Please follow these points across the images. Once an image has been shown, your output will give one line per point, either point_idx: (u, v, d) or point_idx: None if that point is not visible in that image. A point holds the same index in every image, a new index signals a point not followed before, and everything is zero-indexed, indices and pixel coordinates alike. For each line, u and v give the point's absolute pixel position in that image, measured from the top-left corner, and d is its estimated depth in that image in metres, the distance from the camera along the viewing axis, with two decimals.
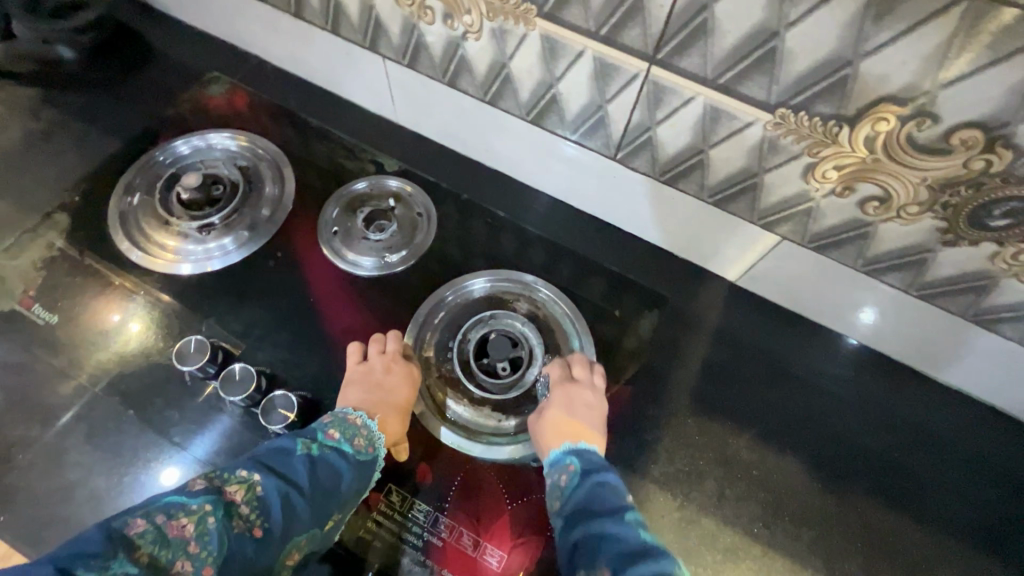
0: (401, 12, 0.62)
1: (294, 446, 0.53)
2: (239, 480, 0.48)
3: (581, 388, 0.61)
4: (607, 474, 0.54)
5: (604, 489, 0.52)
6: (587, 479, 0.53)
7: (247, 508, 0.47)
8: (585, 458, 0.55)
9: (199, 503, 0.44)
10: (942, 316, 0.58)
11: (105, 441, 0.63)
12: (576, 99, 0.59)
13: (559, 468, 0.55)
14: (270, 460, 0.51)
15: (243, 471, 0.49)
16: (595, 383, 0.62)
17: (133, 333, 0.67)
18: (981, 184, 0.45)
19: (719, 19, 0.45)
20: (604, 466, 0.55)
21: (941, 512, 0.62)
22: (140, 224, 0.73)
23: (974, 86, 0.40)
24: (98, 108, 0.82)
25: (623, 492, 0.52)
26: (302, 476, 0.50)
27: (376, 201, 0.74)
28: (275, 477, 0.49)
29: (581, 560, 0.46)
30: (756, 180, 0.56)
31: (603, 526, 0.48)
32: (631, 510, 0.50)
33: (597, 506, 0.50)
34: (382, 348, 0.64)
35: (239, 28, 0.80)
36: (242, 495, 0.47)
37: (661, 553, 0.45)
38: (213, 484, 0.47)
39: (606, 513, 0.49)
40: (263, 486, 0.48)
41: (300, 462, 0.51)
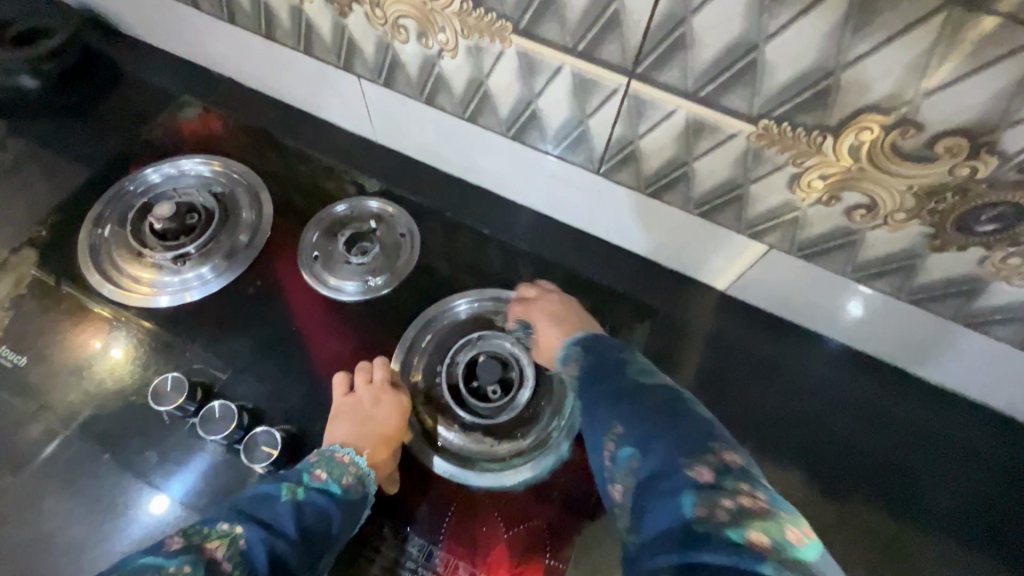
0: (374, 32, 0.61)
1: (278, 492, 0.51)
2: (220, 535, 0.46)
3: (544, 297, 0.65)
4: (605, 346, 0.54)
5: (604, 356, 0.52)
6: (590, 358, 0.53)
7: (230, 565, 0.44)
8: (582, 341, 0.56)
9: (176, 564, 0.42)
10: (933, 318, 0.58)
11: (83, 487, 0.60)
12: (556, 113, 0.58)
13: (568, 363, 0.55)
14: (253, 509, 0.49)
15: (224, 524, 0.47)
16: (545, 288, 0.67)
17: (118, 358, 0.65)
18: (967, 190, 0.44)
19: (697, 33, 0.44)
20: (602, 341, 0.55)
21: (943, 515, 0.61)
22: (112, 257, 0.70)
23: (956, 94, 0.39)
24: (69, 137, 0.79)
25: (621, 351, 0.53)
26: (287, 523, 0.48)
27: (357, 223, 0.72)
28: (259, 527, 0.47)
29: (596, 420, 0.47)
30: (741, 190, 0.55)
31: (605, 387, 0.48)
32: (632, 362, 0.51)
33: (601, 369, 0.51)
34: (368, 377, 0.62)
35: (210, 50, 0.78)
36: (223, 551, 0.44)
37: (662, 391, 0.46)
38: (192, 542, 0.45)
39: (609, 375, 0.50)
40: (245, 539, 0.46)
41: (285, 509, 0.49)
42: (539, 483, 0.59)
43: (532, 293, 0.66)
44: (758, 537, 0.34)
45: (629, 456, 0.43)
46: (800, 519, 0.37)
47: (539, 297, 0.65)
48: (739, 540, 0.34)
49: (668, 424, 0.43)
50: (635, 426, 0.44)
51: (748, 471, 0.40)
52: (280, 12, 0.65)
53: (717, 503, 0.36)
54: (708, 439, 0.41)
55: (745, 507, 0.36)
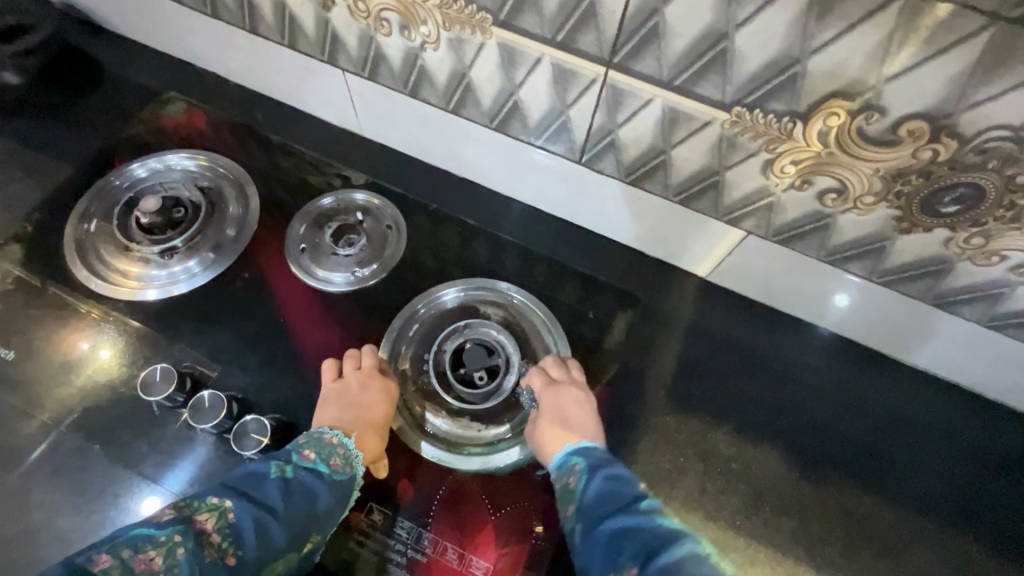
0: (357, 25, 0.61)
1: (268, 469, 0.52)
2: (210, 508, 0.48)
3: (565, 387, 0.62)
4: (615, 470, 0.54)
5: (616, 483, 0.52)
6: (596, 476, 0.53)
7: (219, 536, 0.46)
8: (590, 458, 0.55)
9: (168, 534, 0.45)
10: (905, 300, 0.60)
11: (72, 479, 0.60)
12: (538, 104, 0.59)
13: (567, 472, 0.55)
14: (243, 485, 0.51)
15: (214, 498, 0.49)
16: (574, 376, 0.63)
17: (105, 360, 0.65)
18: (930, 172, 0.46)
19: (670, 23, 0.45)
20: (609, 461, 0.55)
21: (916, 491, 0.64)
22: (99, 252, 0.71)
23: (916, 79, 0.41)
24: (52, 133, 0.79)
25: (634, 482, 0.53)
26: (276, 499, 0.50)
27: (344, 216, 0.73)
28: (247, 502, 0.49)
29: (610, 555, 0.47)
30: (718, 177, 0.56)
31: (619, 523, 0.48)
32: (646, 499, 0.51)
33: (611, 497, 0.51)
34: (356, 364, 0.63)
35: (194, 45, 0.78)
36: (213, 523, 0.47)
37: (681, 537, 0.46)
38: (183, 514, 0.47)
39: (621, 507, 0.50)
40: (234, 513, 0.48)
41: (273, 486, 0.51)
42: (525, 467, 0.61)
43: (557, 373, 0.63)
44: None
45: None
46: None
47: (563, 383, 0.62)
48: None
49: (690, 574, 0.42)
50: (654, 569, 0.43)
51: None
52: (263, 7, 0.66)
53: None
54: None
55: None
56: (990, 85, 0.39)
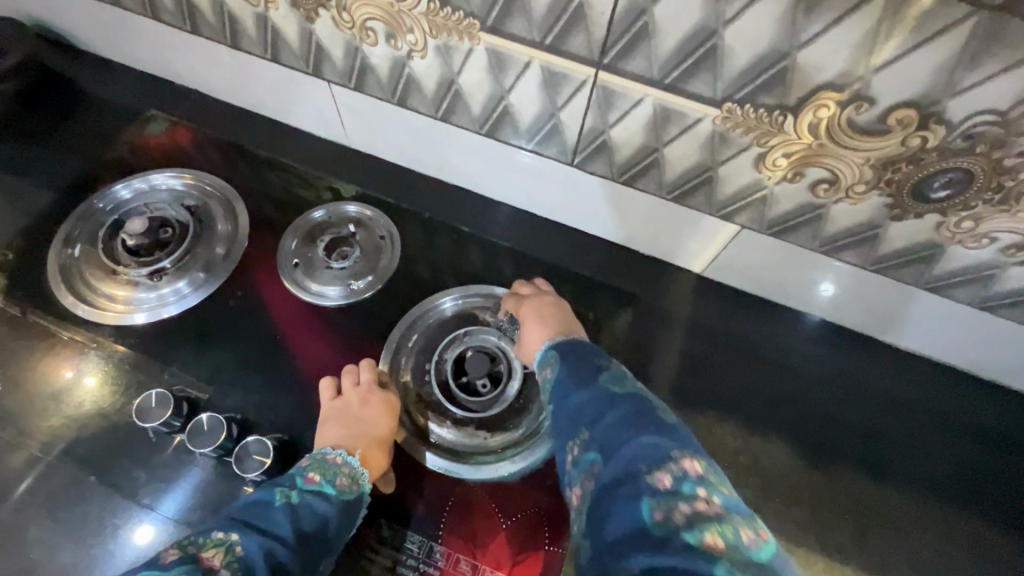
0: (342, 35, 0.61)
1: (272, 497, 0.50)
2: (216, 543, 0.45)
3: (539, 297, 0.64)
4: (581, 352, 0.54)
5: (579, 362, 0.53)
6: (563, 363, 0.53)
7: (229, 572, 0.43)
8: (560, 346, 0.56)
9: (174, 575, 0.41)
10: (899, 286, 0.61)
11: (68, 514, 0.58)
12: (528, 107, 0.59)
13: (544, 365, 0.56)
14: (249, 516, 0.48)
15: (220, 532, 0.46)
16: (543, 288, 0.66)
17: (91, 388, 0.63)
18: (920, 159, 0.47)
19: (658, 22, 0.46)
20: (575, 346, 0.55)
21: (921, 475, 0.64)
22: (85, 276, 0.68)
23: (903, 68, 0.42)
24: (30, 158, 0.77)
25: (597, 357, 0.53)
26: (284, 527, 0.48)
27: (336, 229, 0.72)
28: (256, 533, 0.47)
29: (566, 423, 0.48)
30: (711, 173, 0.57)
31: (576, 397, 0.49)
32: (608, 370, 0.51)
33: (571, 376, 0.51)
34: (355, 380, 0.62)
35: (174, 62, 0.77)
36: (221, 559, 0.44)
37: (632, 399, 0.47)
38: (188, 552, 0.44)
39: (579, 381, 0.50)
40: (243, 546, 0.45)
41: (281, 513, 0.49)
42: (533, 473, 0.60)
43: (527, 289, 0.66)
44: (713, 540, 0.37)
45: (592, 463, 0.44)
46: (756, 523, 0.39)
47: (535, 294, 0.65)
48: (694, 544, 0.36)
49: (632, 428, 0.44)
50: (600, 433, 0.45)
51: (708, 475, 0.41)
52: (244, 20, 0.65)
53: (674, 509, 0.39)
54: (671, 447, 0.42)
55: (700, 513, 0.38)
56: (976, 70, 0.40)
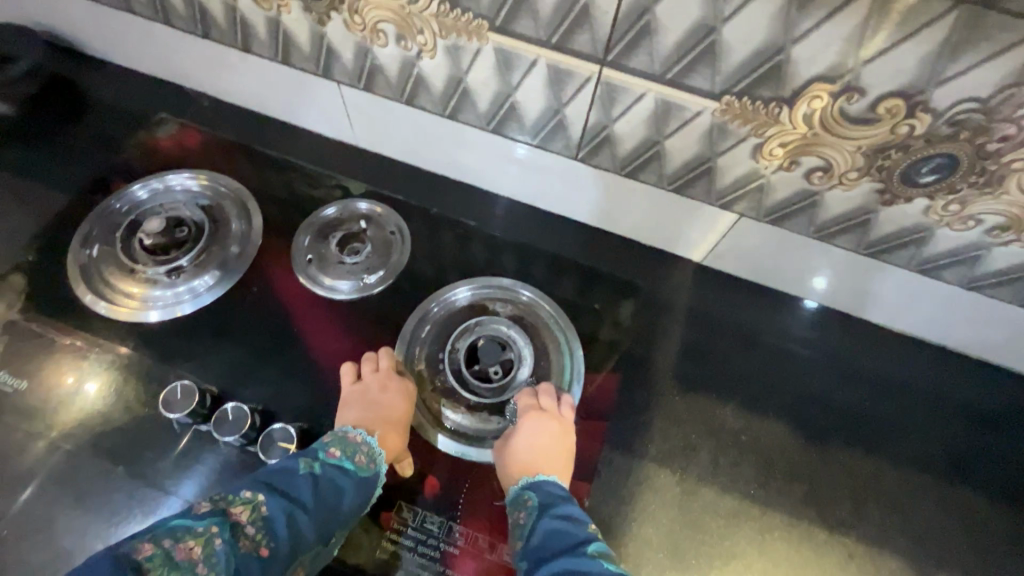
0: (353, 37, 0.63)
1: (296, 466, 0.54)
2: (244, 501, 0.50)
3: (550, 419, 0.61)
4: (565, 508, 0.55)
5: (562, 518, 0.53)
6: (544, 515, 0.54)
7: (253, 528, 0.49)
8: (542, 491, 0.56)
9: (205, 525, 0.47)
10: (891, 269, 0.64)
11: (86, 503, 0.58)
12: (534, 105, 0.61)
13: (517, 506, 0.56)
14: (274, 480, 0.53)
15: (247, 492, 0.51)
16: (562, 411, 0.62)
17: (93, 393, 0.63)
18: (908, 145, 0.50)
19: (660, 20, 0.48)
20: (560, 498, 0.56)
21: (915, 450, 0.67)
22: (103, 274, 0.70)
23: (891, 60, 0.44)
24: (43, 161, 0.78)
25: (581, 519, 0.54)
26: (305, 495, 0.52)
27: (348, 225, 0.74)
28: (279, 497, 0.52)
29: None
30: (709, 163, 0.60)
31: (564, 564, 0.49)
32: (594, 539, 0.52)
33: (557, 535, 0.51)
34: (375, 366, 0.64)
35: (183, 66, 0.79)
36: (247, 516, 0.49)
37: None
38: (218, 506, 0.50)
39: (567, 547, 0.50)
40: (267, 507, 0.50)
41: (303, 481, 0.53)
42: None
43: (546, 402, 0.62)
44: None
45: None
46: None
47: (549, 414, 0.61)
48: None
49: None
50: None
51: None
52: (256, 25, 0.67)
53: None
54: None
55: None
56: (960, 60, 0.43)
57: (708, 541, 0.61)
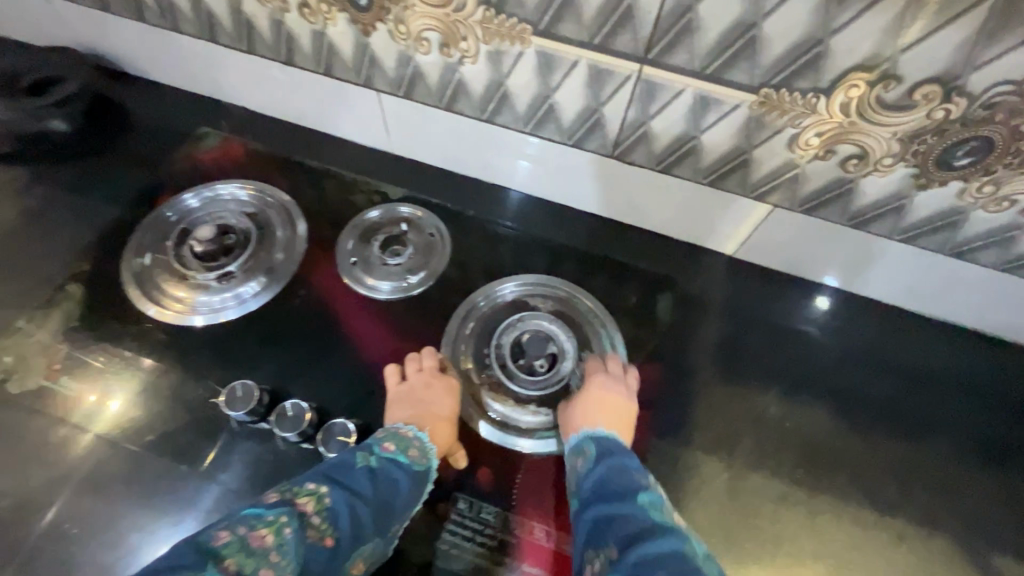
0: (396, 46, 0.66)
1: (355, 459, 0.56)
2: (308, 492, 0.51)
3: (615, 381, 0.64)
4: (623, 460, 0.56)
5: (618, 470, 0.55)
6: (602, 463, 0.56)
7: (318, 518, 0.50)
8: (601, 441, 0.58)
9: (275, 514, 0.48)
10: (925, 255, 0.65)
11: (147, 502, 0.59)
12: (572, 105, 0.64)
13: (577, 453, 0.58)
14: (334, 473, 0.54)
15: (311, 484, 0.52)
16: (628, 379, 0.65)
17: (152, 392, 0.65)
18: (943, 130, 0.52)
19: (702, 18, 0.51)
20: (619, 450, 0.57)
21: (956, 432, 0.68)
22: (154, 278, 0.72)
23: (928, 47, 0.46)
24: (94, 176, 0.81)
25: (640, 474, 0.55)
26: (365, 487, 0.54)
27: (389, 228, 0.77)
28: (341, 489, 0.53)
29: (598, 534, 0.50)
30: (746, 156, 0.62)
31: (612, 509, 0.50)
32: (647, 492, 0.53)
33: (611, 482, 0.53)
34: (418, 365, 0.66)
35: (224, 82, 0.82)
36: (312, 506, 0.50)
37: (668, 535, 0.47)
38: (286, 497, 0.50)
39: (619, 496, 0.52)
40: (330, 498, 0.51)
41: (362, 474, 0.55)
42: None
43: (613, 368, 0.66)
44: None
45: None
46: None
47: (615, 377, 0.65)
48: None
49: (663, 568, 0.43)
50: (629, 559, 0.45)
51: None
52: (301, 38, 0.70)
53: None
54: None
55: None
56: (994, 45, 0.45)
57: (759, 525, 0.62)
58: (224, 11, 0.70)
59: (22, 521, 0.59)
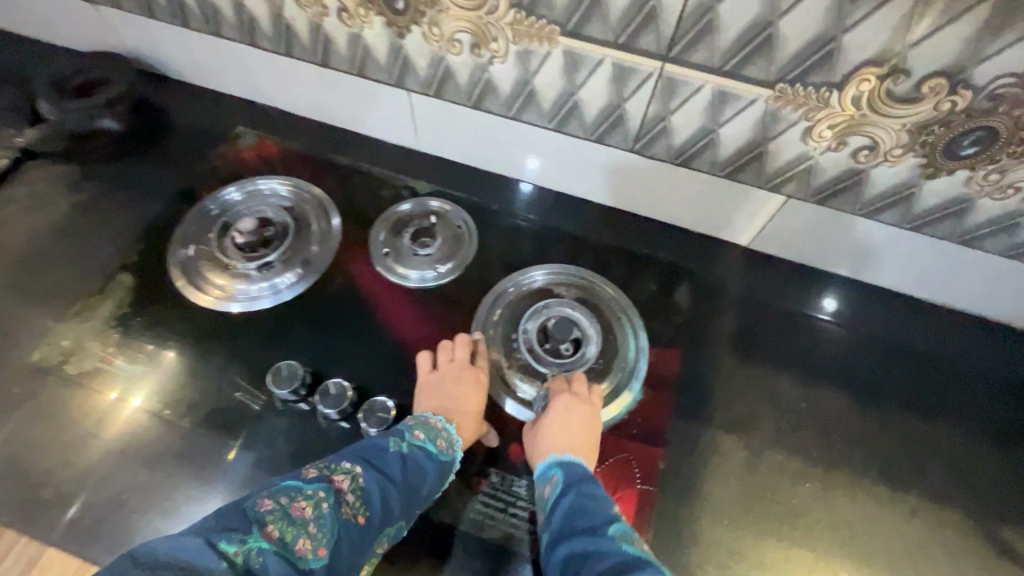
0: (429, 48, 0.70)
1: (387, 443, 0.58)
2: (344, 471, 0.55)
3: (580, 403, 0.64)
4: (590, 489, 0.55)
5: (586, 500, 0.53)
6: (568, 492, 0.55)
7: (352, 496, 0.53)
8: (567, 468, 0.57)
9: (314, 488, 0.52)
10: (934, 242, 0.68)
11: (199, 474, 0.63)
12: (596, 102, 0.68)
13: (545, 481, 0.58)
14: (368, 454, 0.57)
15: (347, 463, 0.56)
16: (594, 400, 0.65)
17: (202, 373, 0.69)
18: (950, 121, 0.55)
19: (722, 17, 0.54)
20: (586, 477, 0.56)
21: (966, 413, 0.71)
22: (198, 266, 0.76)
23: (934, 43, 0.50)
24: (138, 173, 0.85)
25: (607, 505, 0.53)
26: (396, 471, 0.56)
27: (419, 221, 0.81)
28: (373, 471, 0.56)
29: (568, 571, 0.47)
30: (761, 149, 0.65)
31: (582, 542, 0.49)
32: (617, 522, 0.51)
33: (579, 513, 0.52)
34: (450, 357, 0.68)
35: (261, 83, 0.86)
36: (348, 484, 0.54)
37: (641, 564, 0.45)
38: (324, 473, 0.54)
39: (587, 529, 0.50)
40: (363, 479, 0.55)
41: (393, 458, 0.57)
42: (619, 423, 0.67)
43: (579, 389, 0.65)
44: None
45: None
46: None
47: (580, 399, 0.64)
48: None
49: None
50: None
51: None
52: (338, 41, 0.74)
53: None
54: None
55: None
56: (996, 41, 0.48)
57: (777, 499, 0.64)
58: (266, 16, 0.75)
59: (82, 492, 0.62)
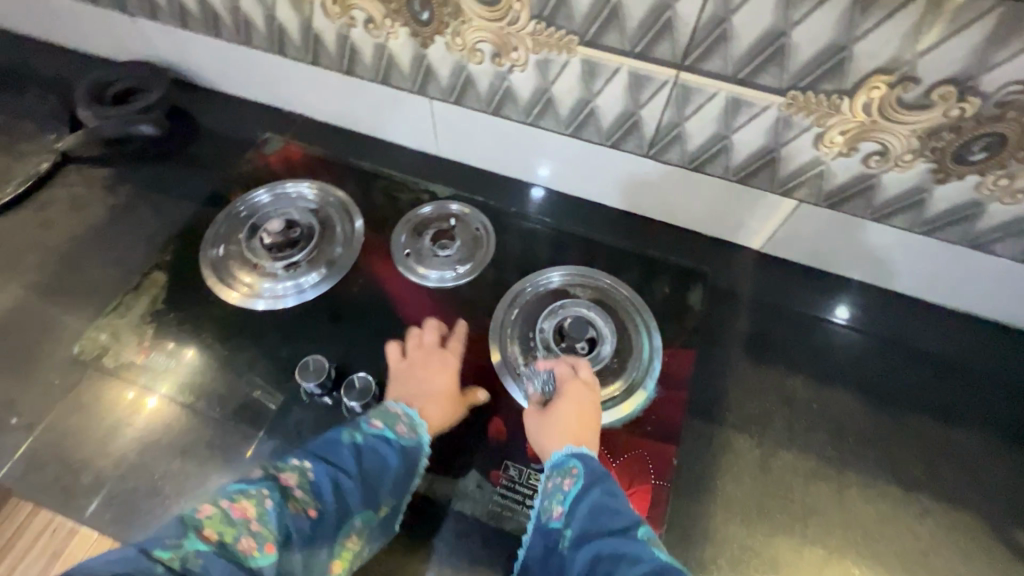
0: (452, 57, 0.72)
1: (340, 436, 0.58)
2: (293, 468, 0.55)
3: (585, 389, 0.65)
4: (612, 488, 0.55)
5: (611, 500, 0.53)
6: (591, 488, 0.55)
7: (301, 491, 0.53)
8: (581, 460, 0.58)
9: (258, 488, 0.52)
10: (946, 246, 0.69)
11: (230, 463, 0.66)
12: (612, 109, 0.70)
13: (560, 472, 0.57)
14: (321, 449, 0.57)
15: (296, 459, 0.56)
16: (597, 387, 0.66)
17: (232, 367, 0.72)
18: (960, 127, 0.56)
19: (736, 28, 0.56)
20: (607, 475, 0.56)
21: (979, 415, 0.71)
22: (228, 266, 0.79)
23: (943, 52, 0.52)
24: (170, 176, 0.89)
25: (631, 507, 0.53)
26: (349, 463, 0.56)
27: (439, 223, 0.83)
28: (324, 464, 0.56)
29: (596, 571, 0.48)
30: (774, 154, 0.67)
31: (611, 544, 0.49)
32: (642, 526, 0.52)
33: (605, 513, 0.52)
34: (417, 342, 0.71)
35: (287, 91, 0.90)
36: (296, 480, 0.54)
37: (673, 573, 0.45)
38: (271, 472, 0.55)
39: (615, 531, 0.50)
40: (313, 473, 0.55)
41: (347, 450, 0.57)
42: (635, 419, 0.68)
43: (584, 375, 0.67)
44: None
45: None
46: None
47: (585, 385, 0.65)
48: None
49: None
50: None
51: None
52: (363, 50, 0.77)
53: None
54: None
55: None
56: (1003, 50, 0.50)
57: (790, 497, 0.66)
58: (295, 27, 0.78)
59: (119, 478, 0.65)
